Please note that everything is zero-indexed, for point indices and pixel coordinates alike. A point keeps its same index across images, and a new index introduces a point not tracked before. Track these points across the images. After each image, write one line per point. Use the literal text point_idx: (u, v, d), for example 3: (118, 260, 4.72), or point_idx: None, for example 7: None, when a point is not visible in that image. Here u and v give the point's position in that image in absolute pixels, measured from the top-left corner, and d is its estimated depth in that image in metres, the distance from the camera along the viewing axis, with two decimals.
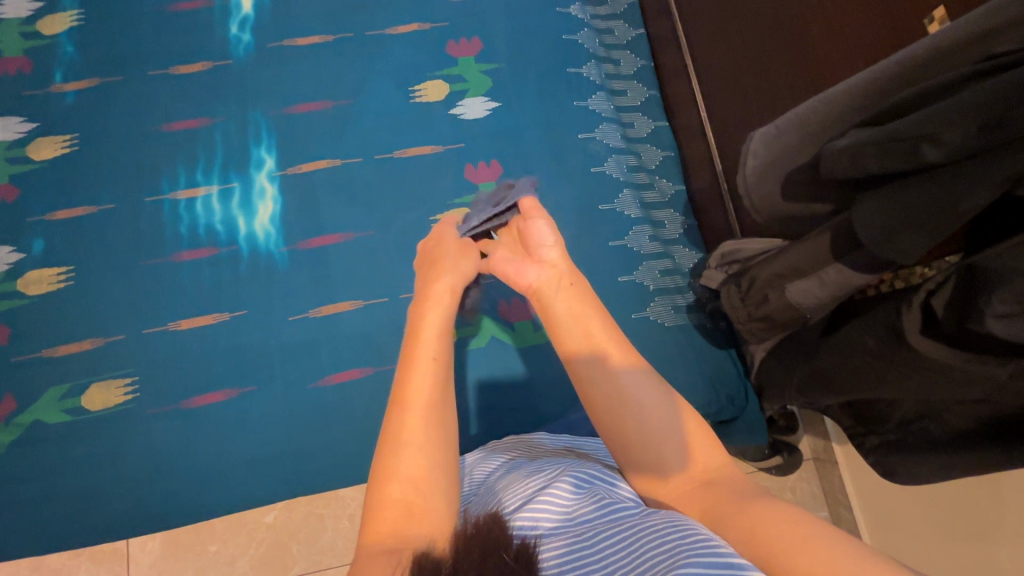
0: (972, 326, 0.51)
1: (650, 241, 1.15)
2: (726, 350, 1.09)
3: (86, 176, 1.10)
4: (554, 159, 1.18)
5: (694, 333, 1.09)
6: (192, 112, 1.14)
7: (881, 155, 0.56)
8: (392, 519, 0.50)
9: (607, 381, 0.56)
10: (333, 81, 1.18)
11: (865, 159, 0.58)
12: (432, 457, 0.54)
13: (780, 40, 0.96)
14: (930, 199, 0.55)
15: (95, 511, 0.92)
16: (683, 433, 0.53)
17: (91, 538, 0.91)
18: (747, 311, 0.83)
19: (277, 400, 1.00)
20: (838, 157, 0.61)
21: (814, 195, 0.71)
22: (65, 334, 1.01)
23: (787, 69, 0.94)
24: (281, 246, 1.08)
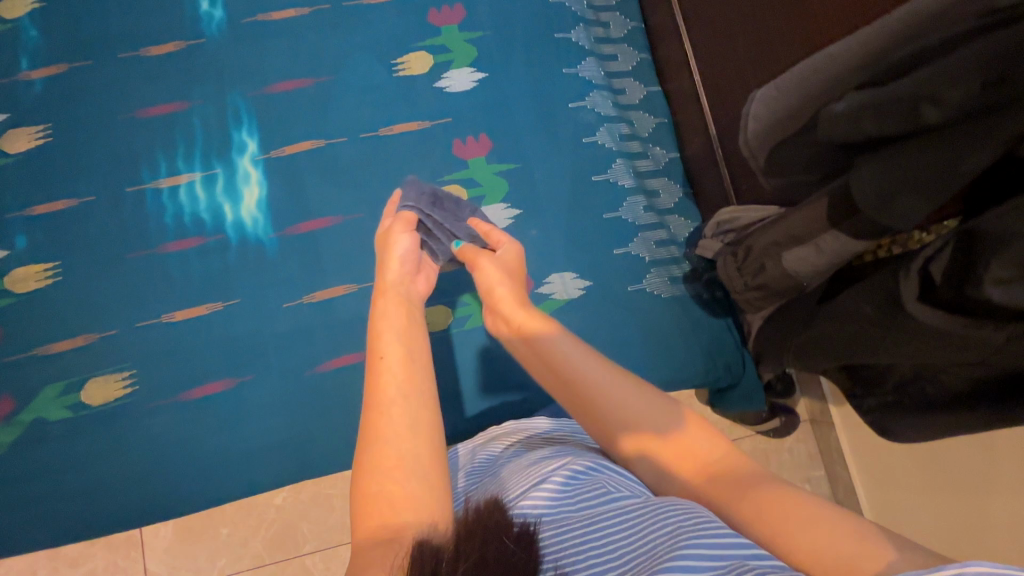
0: (970, 291, 0.50)
1: (645, 211, 1.13)
2: (723, 318, 1.09)
3: (63, 168, 1.07)
4: (544, 130, 1.15)
5: (691, 303, 1.09)
6: (167, 96, 1.10)
7: (881, 118, 0.54)
8: (375, 517, 0.55)
9: (558, 367, 0.59)
10: (311, 57, 1.13)
11: (864, 123, 0.56)
12: (407, 451, 0.61)
13: None
14: (930, 163, 0.54)
15: (104, 503, 0.93)
16: (633, 414, 0.54)
17: (103, 530, 0.92)
18: (745, 280, 0.83)
19: (276, 387, 1.00)
20: (836, 121, 0.59)
21: (812, 160, 0.69)
22: (58, 331, 1.00)
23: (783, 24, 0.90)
24: (270, 232, 1.06)
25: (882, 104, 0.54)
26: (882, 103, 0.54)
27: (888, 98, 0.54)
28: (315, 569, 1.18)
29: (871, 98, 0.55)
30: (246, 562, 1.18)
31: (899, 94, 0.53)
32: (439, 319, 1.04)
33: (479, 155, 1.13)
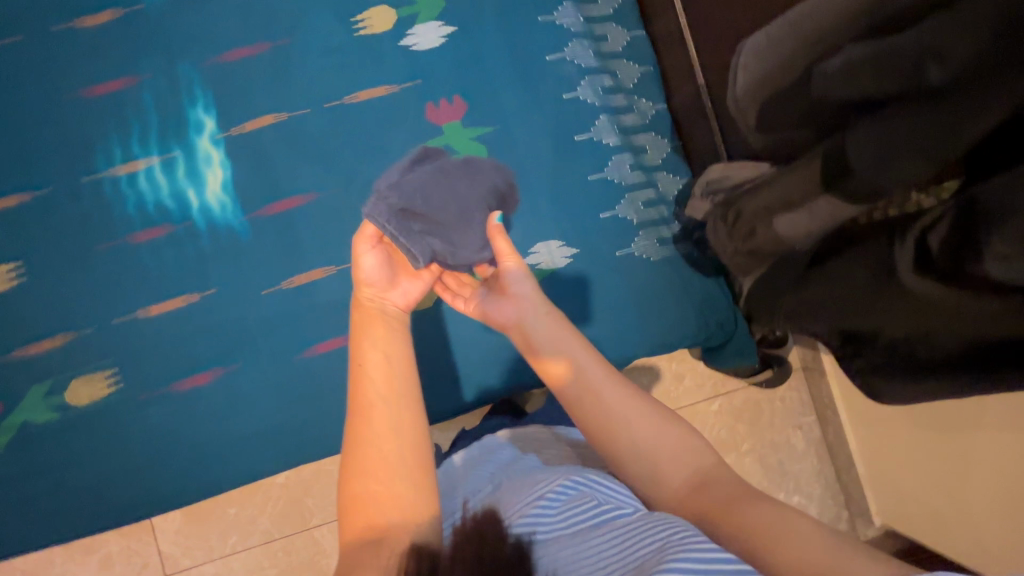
0: (969, 267, 0.48)
1: (632, 170, 1.08)
2: (714, 278, 1.05)
3: (11, 158, 1.00)
4: (523, 87, 1.08)
5: (682, 265, 1.06)
6: (112, 72, 1.02)
7: (881, 77, 0.50)
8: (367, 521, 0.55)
9: (559, 349, 0.66)
10: (264, 19, 1.04)
11: (862, 81, 0.52)
12: (393, 450, 0.60)
13: None
14: (931, 126, 0.49)
15: (106, 499, 0.94)
16: (643, 440, 0.58)
17: (108, 524, 0.94)
18: (735, 245, 0.80)
19: (264, 376, 0.99)
20: (832, 79, 0.54)
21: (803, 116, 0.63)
22: (32, 332, 0.97)
23: None
24: (241, 216, 1.01)
25: (887, 54, 0.49)
26: (885, 56, 0.49)
27: (891, 47, 0.48)
28: (324, 540, 1.23)
29: (874, 50, 0.50)
30: (257, 538, 1.22)
31: (905, 43, 0.47)
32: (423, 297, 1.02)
33: (454, 120, 1.06)
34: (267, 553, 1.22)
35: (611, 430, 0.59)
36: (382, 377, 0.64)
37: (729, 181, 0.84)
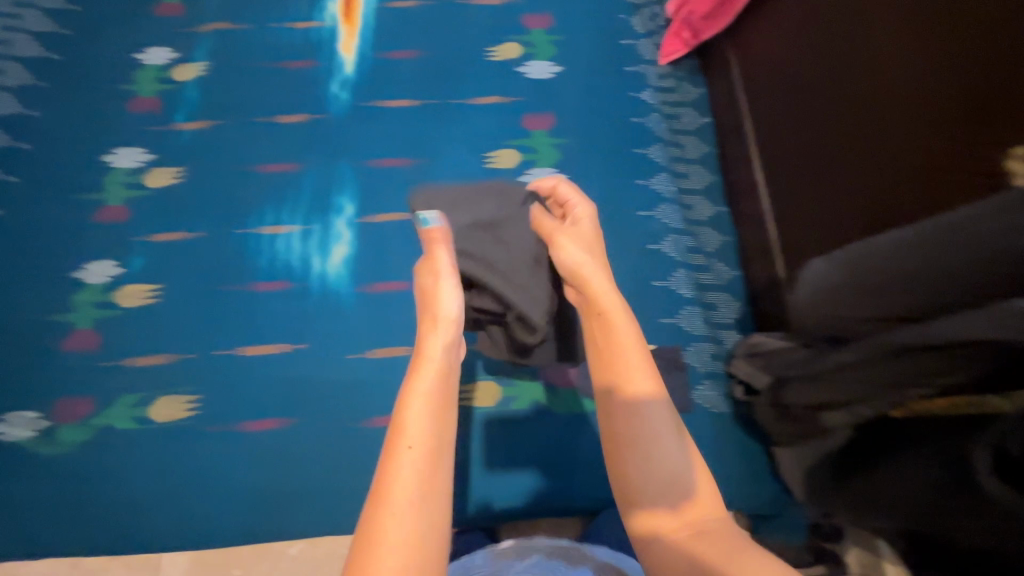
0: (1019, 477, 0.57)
1: (701, 322, 1.15)
2: (760, 443, 1.05)
3: (186, 206, 1.18)
4: (615, 232, 1.21)
5: (734, 426, 1.07)
6: (287, 157, 1.22)
7: (872, 283, 0.73)
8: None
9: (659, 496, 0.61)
10: (414, 141, 1.25)
11: (835, 293, 0.78)
12: (419, 488, 0.58)
13: (864, 125, 0.95)
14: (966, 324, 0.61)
15: (150, 521, 1.00)
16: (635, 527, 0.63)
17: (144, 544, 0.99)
18: (782, 426, 0.91)
19: (321, 435, 1.05)
20: (819, 292, 0.81)
21: (846, 314, 0.77)
22: (146, 348, 1.08)
23: (845, 165, 0.98)
24: (349, 287, 1.14)
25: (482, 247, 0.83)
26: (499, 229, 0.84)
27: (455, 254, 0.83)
28: None
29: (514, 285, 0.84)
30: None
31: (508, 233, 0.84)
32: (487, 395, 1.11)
33: None
34: None
35: (640, 530, 0.61)
36: (413, 467, 0.59)
37: (766, 347, 1.00)
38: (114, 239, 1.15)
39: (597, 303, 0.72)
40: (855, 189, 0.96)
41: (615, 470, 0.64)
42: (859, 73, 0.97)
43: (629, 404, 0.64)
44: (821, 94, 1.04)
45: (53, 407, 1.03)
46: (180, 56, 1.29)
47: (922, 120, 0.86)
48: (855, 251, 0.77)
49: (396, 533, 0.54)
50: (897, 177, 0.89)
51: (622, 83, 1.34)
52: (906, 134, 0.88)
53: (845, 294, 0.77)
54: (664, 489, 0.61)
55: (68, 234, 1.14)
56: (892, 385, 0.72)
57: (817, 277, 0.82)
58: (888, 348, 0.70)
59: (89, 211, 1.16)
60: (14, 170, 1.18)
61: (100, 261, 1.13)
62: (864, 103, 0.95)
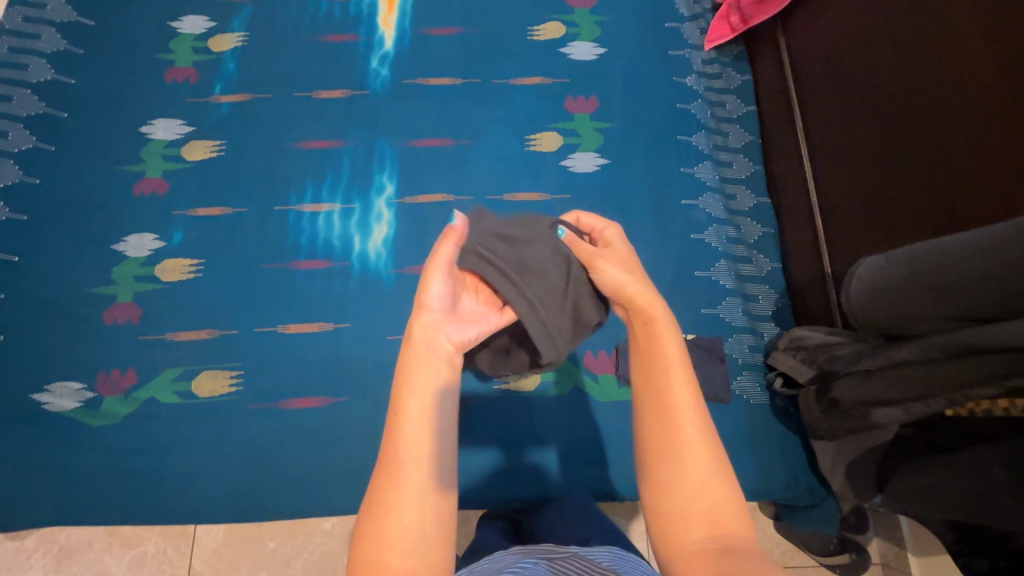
0: None
1: (742, 313, 1.15)
2: (799, 433, 1.06)
3: (225, 180, 1.17)
4: (657, 220, 1.20)
5: (773, 417, 1.07)
6: (327, 133, 1.21)
7: (932, 286, 0.73)
8: (394, 557, 0.54)
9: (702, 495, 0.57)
10: (455, 121, 1.23)
11: (891, 293, 0.79)
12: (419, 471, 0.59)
13: (920, 121, 0.94)
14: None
15: (190, 495, 1.00)
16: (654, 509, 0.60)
17: (185, 517, 0.99)
18: (828, 423, 0.93)
19: (362, 414, 1.05)
20: (874, 293, 0.81)
21: (904, 314, 0.78)
22: (188, 322, 1.08)
23: (898, 161, 0.98)
24: (390, 268, 1.13)
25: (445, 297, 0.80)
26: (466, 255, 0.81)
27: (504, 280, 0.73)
28: None
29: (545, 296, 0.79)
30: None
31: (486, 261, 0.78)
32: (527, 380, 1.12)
33: None
34: None
35: (664, 531, 0.57)
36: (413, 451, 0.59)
37: (812, 340, 1.00)
38: (154, 213, 1.14)
39: (639, 310, 0.70)
40: (911, 184, 0.96)
41: (643, 470, 0.62)
42: (919, 66, 0.94)
43: (660, 409, 0.63)
44: (877, 86, 1.02)
45: (96, 379, 1.04)
46: (217, 25, 1.26)
47: (982, 118, 0.84)
48: (914, 252, 0.77)
49: (407, 495, 0.57)
50: (954, 179, 0.88)
51: (666, 67, 1.31)
52: (966, 132, 0.87)
53: (902, 294, 0.77)
54: (686, 490, 0.58)
55: (108, 206, 1.14)
56: (960, 387, 0.72)
57: (879, 276, 0.80)
58: (948, 351, 0.71)
59: (129, 183, 1.16)
60: (53, 138, 1.17)
61: (140, 234, 1.13)
62: (921, 99, 0.94)
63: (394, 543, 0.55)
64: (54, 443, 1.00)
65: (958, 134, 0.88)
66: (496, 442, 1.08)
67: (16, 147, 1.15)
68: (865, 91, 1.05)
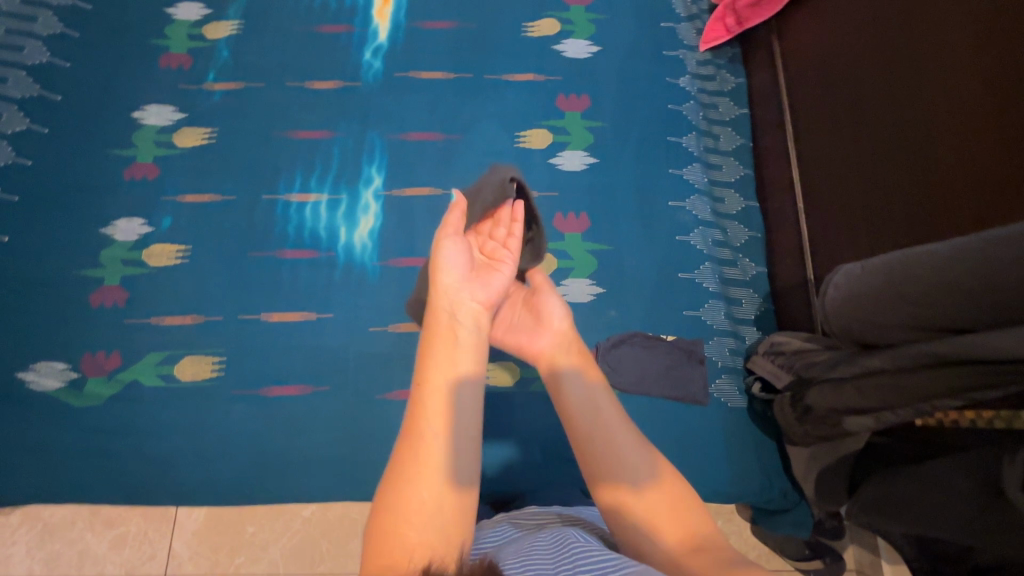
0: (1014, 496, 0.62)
1: (724, 317, 1.15)
2: (774, 438, 1.07)
3: (215, 167, 1.17)
4: (644, 221, 1.20)
5: (750, 421, 1.08)
6: (317, 124, 1.21)
7: (900, 295, 0.74)
8: (411, 532, 0.54)
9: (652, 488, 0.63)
10: (446, 115, 1.24)
11: (861, 301, 0.79)
12: (450, 456, 0.58)
13: (905, 133, 0.94)
14: (988, 347, 0.64)
15: (169, 478, 1.01)
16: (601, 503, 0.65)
17: (164, 499, 1.00)
18: (801, 429, 0.93)
19: (342, 404, 1.06)
20: (846, 300, 0.82)
21: (872, 323, 0.79)
22: (173, 307, 1.09)
23: (882, 172, 0.98)
24: (375, 260, 1.14)
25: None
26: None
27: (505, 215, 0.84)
28: None
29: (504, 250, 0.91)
30: (236, 568, 1.20)
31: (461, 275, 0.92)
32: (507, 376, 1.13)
33: (577, 231, 1.18)
34: None
35: (648, 535, 0.61)
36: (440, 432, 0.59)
37: (790, 346, 1.00)
38: (144, 197, 1.15)
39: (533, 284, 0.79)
40: (893, 196, 0.96)
41: (592, 472, 0.65)
42: (906, 77, 0.94)
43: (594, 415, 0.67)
44: (865, 96, 1.02)
45: (81, 360, 1.05)
46: (212, 13, 1.26)
47: (965, 134, 0.84)
48: (885, 260, 0.78)
49: (426, 472, 0.57)
50: (936, 195, 0.88)
51: (660, 68, 1.31)
52: (948, 149, 0.87)
53: (871, 303, 0.78)
54: (640, 491, 0.63)
55: (99, 189, 1.15)
56: (923, 398, 0.73)
57: (853, 286, 0.81)
58: (913, 362, 0.72)
59: (120, 167, 1.17)
60: (46, 121, 1.18)
61: (129, 218, 1.14)
62: (907, 112, 0.94)
63: (412, 517, 0.55)
64: (38, 421, 1.02)
65: (941, 150, 0.88)
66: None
67: (9, 129, 1.16)
68: (854, 103, 1.04)
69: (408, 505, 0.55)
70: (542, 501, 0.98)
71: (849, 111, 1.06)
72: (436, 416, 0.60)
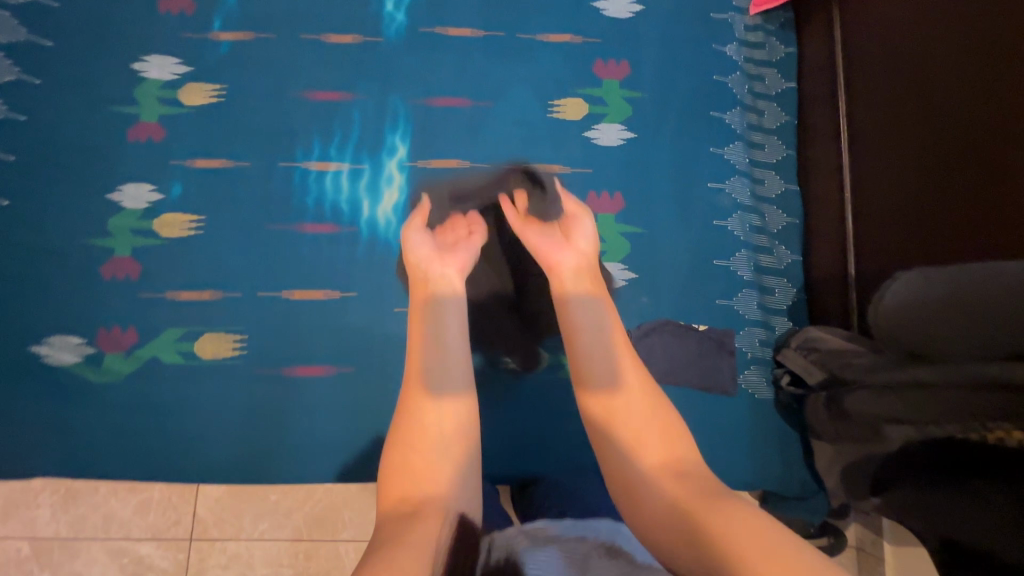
0: None
1: (756, 307, 1.13)
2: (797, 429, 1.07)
3: (226, 129, 1.09)
4: (681, 204, 1.15)
5: (775, 413, 1.08)
6: (336, 84, 1.12)
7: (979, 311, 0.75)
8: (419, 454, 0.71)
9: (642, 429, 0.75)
10: (475, 78, 1.14)
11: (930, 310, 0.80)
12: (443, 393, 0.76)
13: (983, 130, 0.87)
14: None
15: (194, 455, 1.00)
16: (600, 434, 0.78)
17: (190, 476, 1.00)
18: (830, 427, 0.93)
19: (367, 385, 1.05)
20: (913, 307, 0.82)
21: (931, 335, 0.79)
22: (189, 281, 1.04)
23: (949, 169, 0.92)
24: (400, 237, 1.08)
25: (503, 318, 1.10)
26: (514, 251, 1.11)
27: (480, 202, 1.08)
28: (347, 557, 1.23)
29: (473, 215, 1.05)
30: (261, 534, 1.23)
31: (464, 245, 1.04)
32: (535, 361, 1.11)
33: (612, 212, 1.13)
34: (288, 551, 1.23)
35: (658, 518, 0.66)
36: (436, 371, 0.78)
37: (823, 343, 1.00)
38: (151, 161, 1.07)
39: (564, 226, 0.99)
40: (959, 196, 0.90)
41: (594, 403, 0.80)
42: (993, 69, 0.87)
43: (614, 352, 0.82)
44: (939, 84, 0.94)
45: (96, 335, 1.01)
46: None
47: None
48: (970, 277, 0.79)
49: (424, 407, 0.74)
50: (1004, 200, 0.84)
51: (707, 33, 1.21)
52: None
53: (941, 315, 0.78)
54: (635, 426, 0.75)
55: (100, 151, 1.07)
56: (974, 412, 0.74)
57: (921, 292, 0.83)
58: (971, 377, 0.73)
59: (122, 126, 1.08)
60: (38, 71, 1.07)
61: (136, 184, 1.06)
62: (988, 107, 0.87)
63: (419, 435, 0.72)
64: (57, 396, 1.00)
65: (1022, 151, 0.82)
66: (498, 420, 1.09)
67: None
68: (918, 89, 0.98)
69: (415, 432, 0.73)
70: (569, 490, 0.99)
71: (914, 97, 0.98)
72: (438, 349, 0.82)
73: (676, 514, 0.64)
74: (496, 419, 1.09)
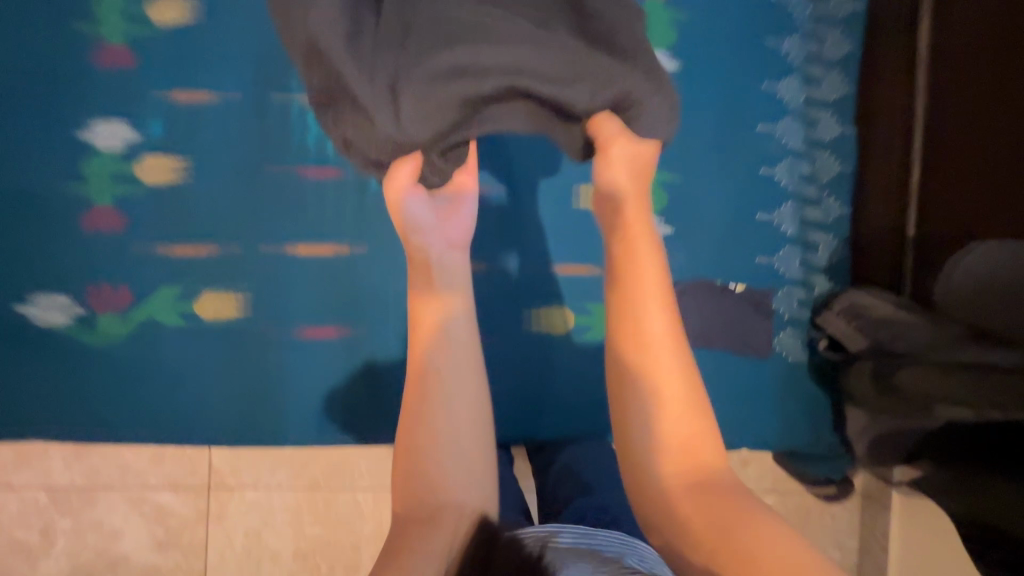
0: None
1: (798, 265, 1.05)
2: (829, 392, 1.03)
3: (206, 54, 0.93)
4: (724, 150, 1.03)
5: (809, 376, 1.03)
6: None
7: None
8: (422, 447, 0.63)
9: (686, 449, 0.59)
10: None
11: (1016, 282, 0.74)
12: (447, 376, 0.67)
13: None
14: None
15: (207, 419, 0.96)
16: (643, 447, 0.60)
17: (202, 440, 0.96)
18: (874, 396, 0.89)
19: (384, 347, 0.98)
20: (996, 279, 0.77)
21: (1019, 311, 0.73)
22: (183, 234, 0.94)
23: None
24: None
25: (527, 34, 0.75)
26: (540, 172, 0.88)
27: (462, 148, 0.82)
28: (365, 505, 1.25)
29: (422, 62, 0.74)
30: (278, 483, 1.23)
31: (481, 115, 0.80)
32: (560, 321, 1.04)
33: None
34: (306, 499, 1.24)
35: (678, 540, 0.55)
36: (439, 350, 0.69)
37: (871, 308, 0.93)
38: (122, 93, 0.92)
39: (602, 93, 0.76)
40: None
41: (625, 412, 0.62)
42: None
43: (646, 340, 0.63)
44: None
45: (85, 293, 0.93)
46: None
47: None
48: None
49: (429, 404, 0.65)
50: None
51: None
52: None
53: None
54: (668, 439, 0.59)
55: (61, 80, 0.91)
56: None
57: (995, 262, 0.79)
58: None
59: (84, 49, 0.92)
60: None
61: (109, 121, 0.92)
62: None
63: (421, 434, 0.63)
64: (53, 358, 0.93)
65: None
66: (521, 382, 1.03)
67: None
68: None
69: (412, 425, 0.64)
70: (596, 456, 0.96)
71: None
72: (430, 341, 0.69)
73: (689, 520, 0.55)
74: (519, 383, 1.03)
